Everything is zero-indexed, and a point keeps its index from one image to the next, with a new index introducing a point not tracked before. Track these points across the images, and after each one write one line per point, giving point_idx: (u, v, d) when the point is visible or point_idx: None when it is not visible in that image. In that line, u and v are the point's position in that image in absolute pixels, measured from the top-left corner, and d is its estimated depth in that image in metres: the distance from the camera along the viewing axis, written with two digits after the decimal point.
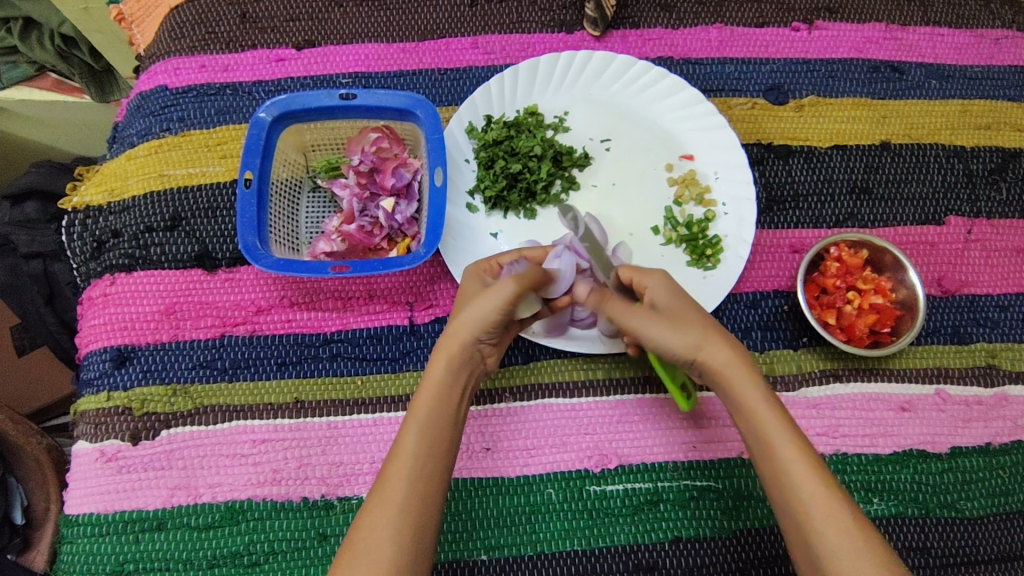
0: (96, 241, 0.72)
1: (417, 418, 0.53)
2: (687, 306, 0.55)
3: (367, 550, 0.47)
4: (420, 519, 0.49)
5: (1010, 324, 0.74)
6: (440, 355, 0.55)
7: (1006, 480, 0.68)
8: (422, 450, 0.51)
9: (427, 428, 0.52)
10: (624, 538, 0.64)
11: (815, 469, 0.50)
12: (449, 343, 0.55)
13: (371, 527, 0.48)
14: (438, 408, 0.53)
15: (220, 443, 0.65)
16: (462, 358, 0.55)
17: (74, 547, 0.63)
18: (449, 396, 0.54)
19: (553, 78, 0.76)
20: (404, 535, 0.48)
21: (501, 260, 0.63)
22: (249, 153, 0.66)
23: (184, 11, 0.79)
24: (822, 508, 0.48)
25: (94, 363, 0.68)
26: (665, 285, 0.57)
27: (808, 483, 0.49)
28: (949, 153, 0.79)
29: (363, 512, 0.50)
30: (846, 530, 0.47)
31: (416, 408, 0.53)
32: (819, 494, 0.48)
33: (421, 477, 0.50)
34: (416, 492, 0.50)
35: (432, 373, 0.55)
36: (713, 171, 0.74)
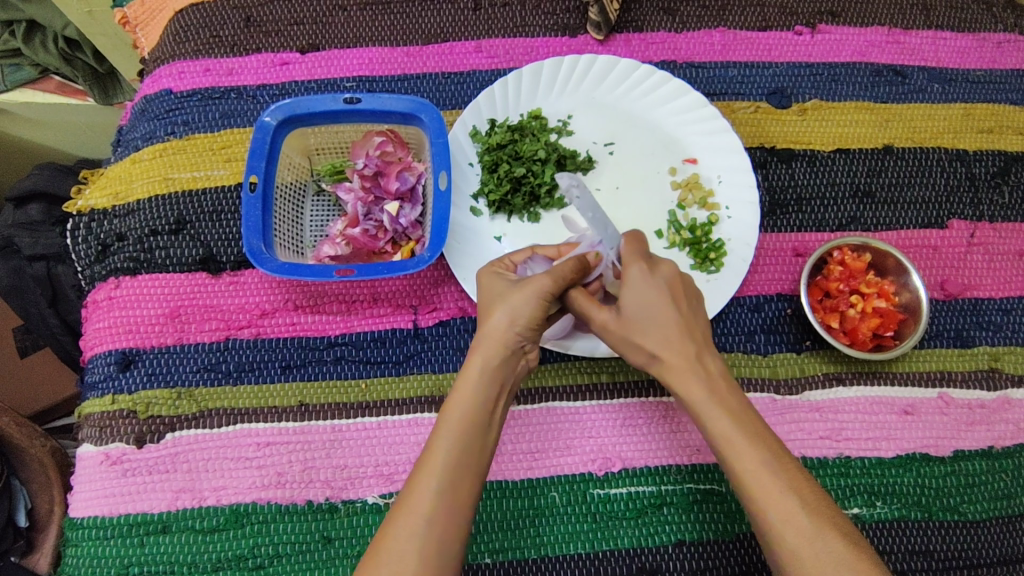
0: (101, 244, 0.72)
1: (449, 424, 0.52)
2: (649, 315, 0.57)
3: (393, 557, 0.47)
4: (446, 525, 0.49)
5: (1012, 328, 0.74)
6: (475, 360, 0.55)
7: (1009, 484, 0.69)
8: (454, 457, 0.51)
9: (458, 434, 0.52)
10: (628, 541, 0.64)
11: (767, 467, 0.51)
12: (486, 347, 0.55)
13: (398, 536, 0.48)
14: (471, 416, 0.53)
15: (225, 446, 0.65)
16: (498, 363, 0.55)
17: (80, 550, 0.63)
18: (483, 401, 0.54)
19: (557, 83, 0.76)
20: (430, 545, 0.48)
21: (516, 259, 0.62)
22: (254, 157, 0.66)
23: (188, 15, 0.79)
24: (773, 504, 0.50)
25: (99, 366, 0.68)
26: (636, 291, 0.57)
27: (759, 481, 0.51)
28: (952, 157, 0.79)
29: (389, 521, 0.50)
30: (798, 526, 0.49)
31: (449, 413, 0.53)
32: (771, 492, 0.51)
33: (451, 486, 0.50)
34: (445, 502, 0.50)
35: (466, 378, 0.54)
36: (716, 176, 0.74)
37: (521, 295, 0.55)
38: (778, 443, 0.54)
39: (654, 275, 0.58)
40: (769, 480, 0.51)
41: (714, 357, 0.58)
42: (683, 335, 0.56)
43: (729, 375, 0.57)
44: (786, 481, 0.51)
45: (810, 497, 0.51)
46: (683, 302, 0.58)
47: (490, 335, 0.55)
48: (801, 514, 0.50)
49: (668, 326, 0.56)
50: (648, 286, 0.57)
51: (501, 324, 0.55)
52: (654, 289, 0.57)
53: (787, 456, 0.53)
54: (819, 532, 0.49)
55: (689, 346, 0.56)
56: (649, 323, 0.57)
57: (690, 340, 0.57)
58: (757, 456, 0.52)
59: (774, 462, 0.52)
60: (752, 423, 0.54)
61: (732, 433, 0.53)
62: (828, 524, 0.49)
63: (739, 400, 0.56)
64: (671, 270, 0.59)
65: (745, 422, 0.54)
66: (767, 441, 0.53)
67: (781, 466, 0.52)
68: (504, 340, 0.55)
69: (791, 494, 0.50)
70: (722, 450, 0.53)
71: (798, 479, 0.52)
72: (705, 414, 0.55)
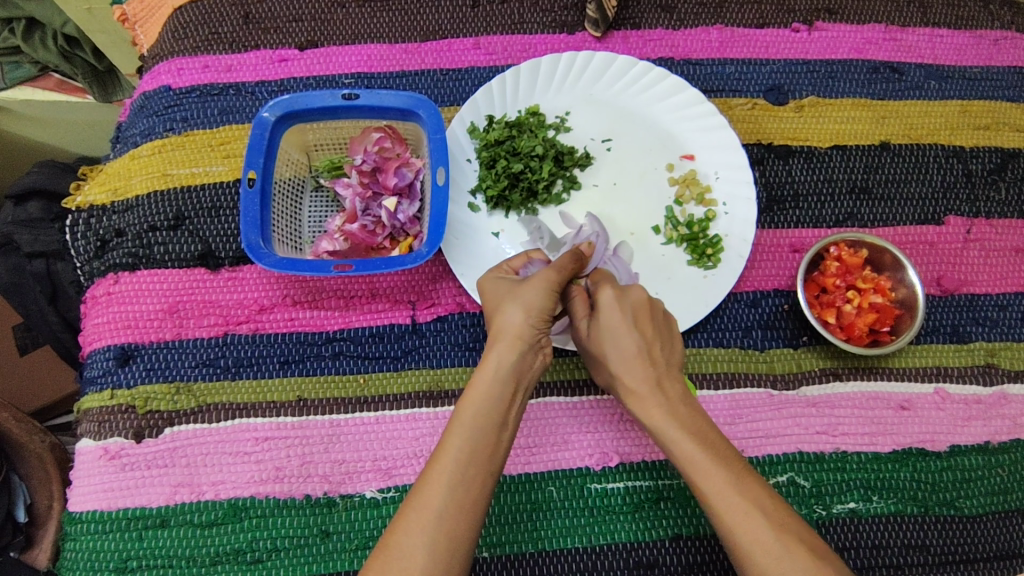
0: (100, 240, 0.72)
1: (462, 422, 0.52)
2: (615, 337, 0.58)
3: (401, 554, 0.47)
4: (457, 524, 0.49)
5: (1009, 323, 0.74)
6: (490, 358, 0.55)
7: (1005, 479, 0.69)
8: (465, 456, 0.51)
9: (471, 431, 0.52)
10: (626, 536, 0.64)
11: (732, 487, 0.51)
12: (502, 346, 0.55)
13: (407, 532, 0.48)
14: (485, 414, 0.52)
15: (222, 441, 0.65)
16: (513, 362, 0.54)
17: (79, 544, 0.63)
18: (497, 397, 0.53)
19: (554, 79, 0.76)
20: (438, 542, 0.48)
21: (515, 263, 0.63)
22: (252, 153, 0.66)
23: (188, 12, 0.79)
24: (738, 522, 0.50)
25: (98, 361, 0.68)
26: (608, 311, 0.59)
27: (724, 501, 0.51)
28: (949, 153, 0.79)
29: (399, 517, 0.50)
30: (765, 544, 0.49)
31: (463, 412, 0.53)
32: (734, 510, 0.50)
33: (462, 484, 0.50)
34: (455, 500, 0.49)
35: (482, 373, 0.54)
36: (713, 172, 0.75)
37: (530, 290, 0.57)
38: (742, 464, 0.54)
39: (624, 299, 0.60)
40: (733, 499, 0.51)
41: (676, 382, 0.59)
42: (644, 360, 0.58)
43: (691, 398, 0.58)
44: (751, 499, 0.51)
45: (776, 513, 0.50)
46: (648, 326, 0.59)
47: (504, 331, 0.55)
48: (767, 533, 0.49)
49: (628, 351, 0.58)
50: (615, 309, 0.59)
51: (515, 320, 0.56)
52: (620, 309, 0.59)
53: (753, 475, 0.53)
54: (788, 549, 0.48)
55: (651, 370, 0.58)
56: (612, 347, 0.58)
57: (650, 364, 0.58)
58: (721, 476, 0.52)
59: (737, 482, 0.52)
60: (715, 444, 0.54)
61: (696, 454, 0.53)
62: (794, 540, 0.49)
63: (703, 422, 0.56)
64: (641, 295, 0.61)
65: (709, 443, 0.54)
66: (731, 462, 0.53)
67: (744, 484, 0.52)
68: (519, 337, 0.55)
69: (755, 511, 0.50)
70: (687, 471, 0.54)
71: (765, 497, 0.51)
72: (667, 436, 0.55)
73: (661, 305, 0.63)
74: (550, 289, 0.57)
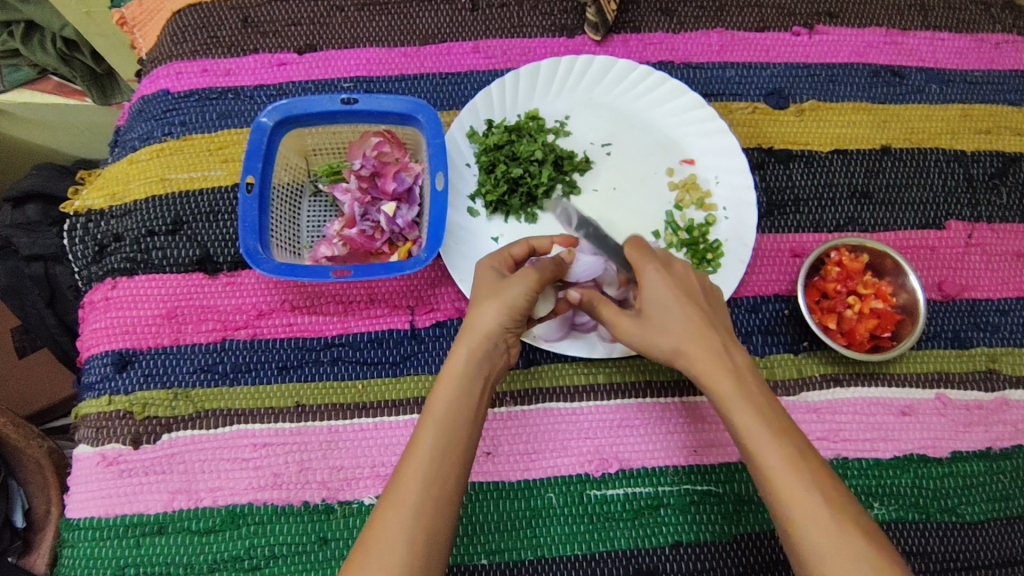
0: (98, 244, 0.72)
1: (434, 418, 0.52)
2: (674, 306, 0.57)
3: (380, 552, 0.47)
4: (433, 517, 0.49)
5: (1010, 328, 0.74)
6: (460, 354, 0.55)
7: (1007, 485, 0.68)
8: (439, 450, 0.51)
9: (444, 424, 0.52)
10: (625, 543, 0.64)
11: (793, 465, 0.50)
12: (469, 340, 0.55)
13: (385, 530, 0.48)
14: (455, 410, 0.53)
15: (220, 448, 0.65)
16: (481, 356, 0.55)
17: (76, 550, 0.63)
18: (468, 390, 0.54)
19: (554, 83, 0.76)
20: (416, 537, 0.48)
21: (513, 252, 0.62)
22: (250, 157, 0.66)
23: (186, 15, 0.79)
24: (794, 501, 0.49)
25: (95, 367, 0.68)
26: (659, 281, 0.58)
27: (783, 476, 0.50)
28: (950, 157, 0.79)
29: (377, 514, 0.50)
30: (821, 522, 0.48)
31: (433, 407, 0.53)
32: (795, 487, 0.50)
33: (436, 478, 0.50)
34: (430, 495, 0.50)
35: (451, 366, 0.55)
36: (713, 176, 0.74)
37: (509, 290, 0.56)
38: (805, 442, 0.53)
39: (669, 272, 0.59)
40: (793, 476, 0.50)
41: (739, 352, 0.57)
42: (708, 330, 0.57)
43: (755, 369, 0.57)
44: (807, 475, 0.50)
45: (834, 494, 0.50)
46: (700, 299, 0.59)
47: (476, 327, 0.55)
48: (825, 512, 0.49)
49: (693, 321, 0.57)
50: (667, 283, 0.58)
51: (489, 319, 0.55)
52: (669, 284, 0.58)
53: (814, 455, 0.52)
54: (840, 530, 0.48)
55: (714, 341, 0.56)
56: (671, 319, 0.57)
57: (714, 333, 0.57)
58: (782, 452, 0.51)
59: (800, 460, 0.51)
60: (776, 419, 0.53)
61: (759, 432, 0.52)
62: (851, 523, 0.48)
63: (767, 396, 0.55)
64: (682, 267, 0.61)
65: (773, 419, 0.53)
66: (795, 440, 0.52)
67: (804, 461, 0.51)
68: (488, 334, 0.55)
69: (814, 491, 0.50)
70: (746, 443, 0.53)
71: (824, 477, 0.51)
72: (731, 405, 0.54)
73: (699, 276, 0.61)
74: (532, 288, 0.56)
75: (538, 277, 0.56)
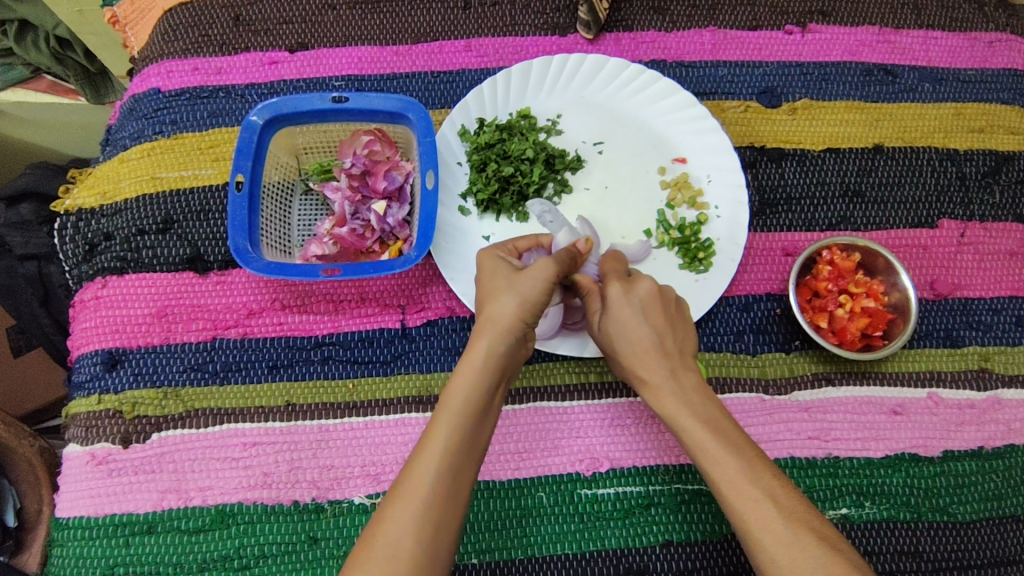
0: (88, 243, 0.71)
1: (448, 410, 0.52)
2: (629, 331, 0.57)
3: (388, 540, 0.47)
4: (442, 511, 0.48)
5: (1002, 327, 0.74)
6: (479, 346, 0.54)
7: (999, 485, 0.68)
8: (454, 442, 0.50)
9: (459, 416, 0.51)
10: (616, 542, 0.64)
11: (745, 476, 0.51)
12: (490, 333, 0.54)
13: (395, 518, 0.47)
14: (471, 402, 0.52)
15: (211, 447, 0.65)
16: (500, 350, 0.54)
17: (65, 550, 0.63)
18: (486, 384, 0.53)
19: (546, 82, 0.76)
20: (426, 527, 0.47)
21: (519, 245, 0.63)
22: (240, 156, 0.66)
23: (178, 14, 0.79)
24: (748, 511, 0.49)
25: (86, 366, 0.68)
26: (614, 305, 0.58)
27: (734, 489, 0.51)
28: (943, 156, 0.79)
29: (387, 503, 0.49)
30: (776, 530, 0.48)
31: (449, 398, 0.52)
32: (747, 499, 0.50)
33: (448, 470, 0.50)
34: (441, 485, 0.49)
35: (469, 359, 0.54)
36: (705, 175, 0.74)
37: (528, 280, 0.55)
38: (757, 452, 0.53)
39: (630, 292, 0.58)
40: (744, 488, 0.50)
41: (692, 371, 0.58)
42: (658, 353, 0.57)
43: (706, 387, 0.57)
44: (760, 484, 0.50)
45: (787, 502, 0.50)
46: (659, 318, 0.58)
47: (495, 319, 0.55)
48: (777, 520, 0.48)
49: (644, 344, 0.57)
50: (623, 306, 0.58)
51: (509, 310, 0.55)
52: (626, 307, 0.58)
53: (767, 464, 0.52)
54: (797, 537, 0.47)
55: (663, 363, 0.57)
56: (624, 341, 0.58)
57: (665, 354, 0.57)
58: (733, 466, 0.51)
59: (751, 471, 0.51)
60: (729, 432, 0.54)
61: (708, 445, 0.53)
62: (804, 528, 0.48)
63: (718, 412, 0.55)
64: (650, 287, 0.59)
65: (724, 433, 0.53)
66: (746, 452, 0.52)
67: (756, 471, 0.51)
68: (508, 328, 0.55)
69: (767, 500, 0.49)
70: (699, 460, 0.53)
71: (777, 486, 0.51)
72: (682, 425, 0.55)
73: (671, 290, 0.62)
74: (550, 279, 0.55)
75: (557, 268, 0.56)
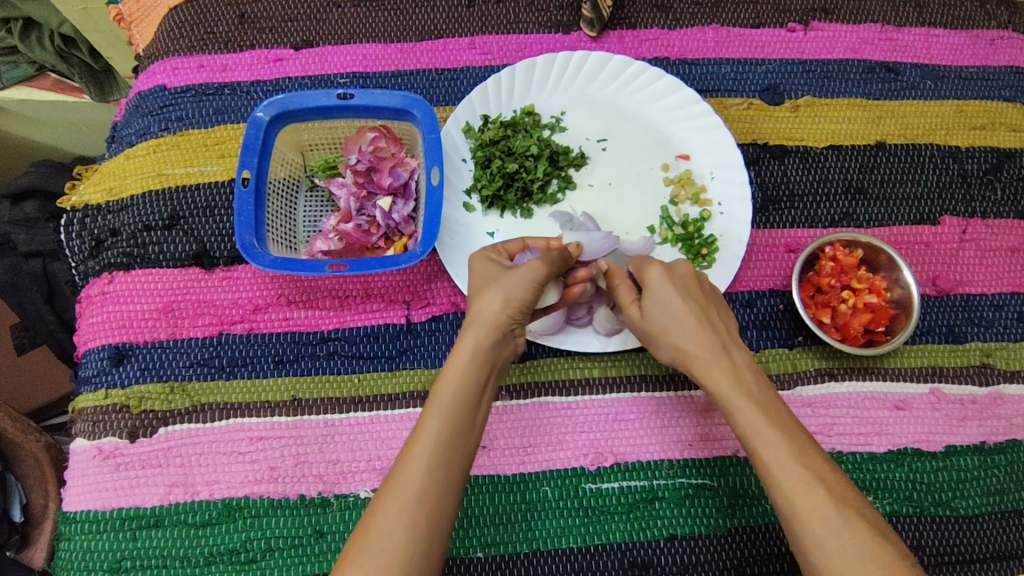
0: (95, 239, 0.72)
1: (438, 405, 0.52)
2: (677, 305, 0.58)
3: (382, 537, 0.46)
4: (435, 506, 0.48)
5: (1004, 323, 0.74)
6: (467, 342, 0.55)
7: (1001, 479, 0.69)
8: (443, 436, 0.50)
9: (449, 411, 0.51)
10: (621, 536, 0.64)
11: (795, 457, 0.51)
12: (477, 329, 0.55)
13: (386, 514, 0.47)
14: (461, 396, 0.52)
15: (217, 441, 0.65)
16: (488, 345, 0.55)
17: (73, 543, 0.63)
18: (474, 379, 0.53)
19: (550, 79, 0.76)
20: (418, 522, 0.47)
21: (510, 248, 0.63)
22: (247, 152, 0.66)
23: (183, 11, 0.79)
24: (796, 492, 0.49)
25: (92, 361, 0.68)
26: (660, 282, 0.59)
27: (784, 469, 0.50)
28: (944, 153, 0.79)
29: (378, 499, 0.49)
30: (824, 513, 0.48)
31: (439, 394, 0.53)
32: (796, 480, 0.50)
33: (440, 465, 0.49)
34: (434, 482, 0.49)
35: (457, 355, 0.54)
36: (708, 171, 0.75)
37: (516, 279, 0.56)
38: (806, 434, 0.53)
39: (671, 273, 0.60)
40: (794, 469, 0.50)
41: (739, 349, 0.58)
42: (705, 328, 0.58)
43: (755, 367, 0.58)
44: (808, 466, 0.50)
45: (835, 485, 0.50)
46: (700, 297, 0.60)
47: (481, 315, 0.55)
48: (825, 502, 0.49)
49: (693, 319, 0.58)
50: (666, 285, 0.59)
51: (495, 306, 0.56)
52: (672, 285, 0.59)
53: (815, 447, 0.53)
54: (846, 522, 0.48)
55: (713, 340, 0.58)
56: (670, 317, 0.58)
57: (713, 331, 0.58)
58: (783, 446, 0.51)
59: (801, 453, 0.51)
60: (779, 412, 0.54)
61: (759, 423, 0.53)
62: (853, 513, 0.48)
63: (766, 392, 0.56)
64: (686, 269, 0.61)
65: (773, 413, 0.54)
66: (794, 434, 0.52)
67: (805, 451, 0.51)
68: (496, 323, 0.55)
69: (815, 482, 0.50)
70: (748, 439, 0.53)
71: (826, 470, 0.51)
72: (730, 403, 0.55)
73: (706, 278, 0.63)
74: (535, 275, 0.57)
75: (545, 269, 0.57)
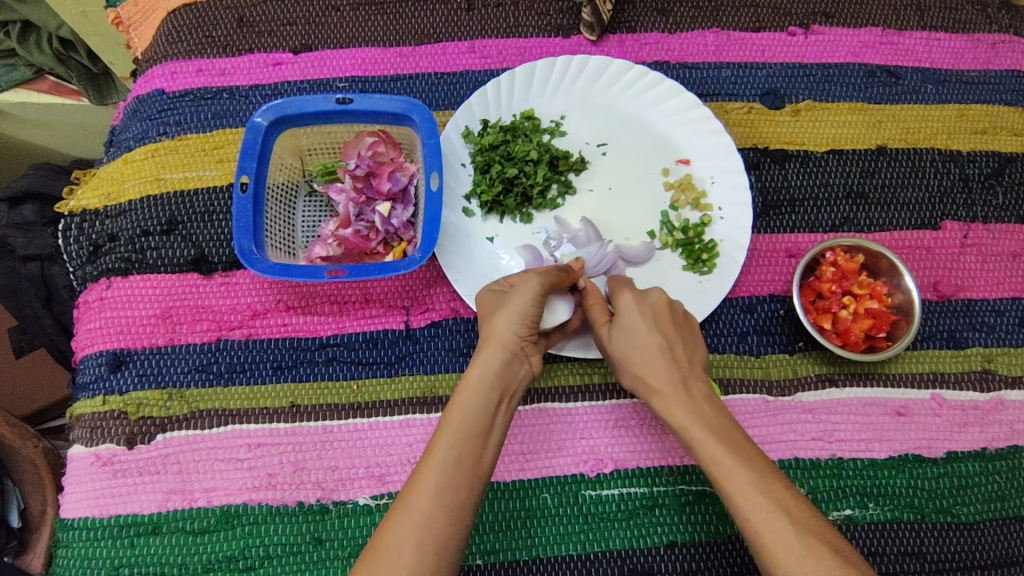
0: (92, 244, 0.72)
1: (449, 427, 0.52)
2: (642, 335, 0.59)
3: (389, 557, 0.47)
4: (443, 530, 0.48)
5: (1006, 328, 0.74)
6: (478, 363, 0.55)
7: (1002, 485, 0.68)
8: (453, 459, 0.50)
9: (460, 434, 0.51)
10: (620, 543, 0.64)
11: (758, 489, 0.51)
12: (489, 350, 0.55)
13: (396, 533, 0.48)
14: (472, 418, 0.52)
15: (215, 448, 0.65)
16: (500, 366, 0.55)
17: (71, 550, 0.63)
18: (486, 401, 0.53)
19: (549, 83, 0.76)
20: (426, 545, 0.47)
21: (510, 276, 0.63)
22: (245, 157, 0.66)
23: (182, 15, 0.79)
24: (761, 522, 0.49)
25: (90, 367, 0.68)
26: (630, 308, 0.61)
27: (747, 499, 0.51)
28: (945, 158, 0.79)
29: (387, 520, 0.49)
30: (788, 544, 0.48)
31: (449, 417, 0.53)
32: (759, 511, 0.50)
33: (450, 487, 0.49)
34: (444, 502, 0.49)
35: (469, 377, 0.54)
36: (708, 176, 0.74)
37: (519, 298, 0.57)
38: (769, 465, 0.53)
39: (640, 300, 0.61)
40: (756, 498, 0.50)
41: (700, 382, 0.59)
42: (667, 360, 0.59)
43: (715, 399, 0.58)
44: (771, 496, 0.50)
45: (798, 514, 0.50)
46: (668, 325, 0.60)
47: (492, 335, 0.56)
48: (789, 532, 0.48)
49: (655, 350, 0.59)
50: (633, 313, 0.60)
51: (501, 327, 0.56)
52: (641, 312, 0.60)
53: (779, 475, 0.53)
54: (812, 551, 0.47)
55: (674, 371, 0.58)
56: (635, 347, 0.59)
57: (674, 363, 0.59)
58: (744, 477, 0.51)
59: (763, 482, 0.51)
60: (742, 442, 0.54)
61: (722, 455, 0.53)
62: (818, 542, 0.48)
63: (728, 424, 0.56)
64: (660, 296, 0.62)
65: (736, 444, 0.54)
66: (757, 464, 0.53)
67: (768, 481, 0.51)
68: (504, 343, 0.56)
69: (780, 512, 0.50)
70: (711, 471, 0.53)
71: (791, 500, 0.51)
72: (692, 437, 0.55)
73: (682, 307, 0.64)
74: (538, 290, 0.57)
75: (540, 279, 0.58)
